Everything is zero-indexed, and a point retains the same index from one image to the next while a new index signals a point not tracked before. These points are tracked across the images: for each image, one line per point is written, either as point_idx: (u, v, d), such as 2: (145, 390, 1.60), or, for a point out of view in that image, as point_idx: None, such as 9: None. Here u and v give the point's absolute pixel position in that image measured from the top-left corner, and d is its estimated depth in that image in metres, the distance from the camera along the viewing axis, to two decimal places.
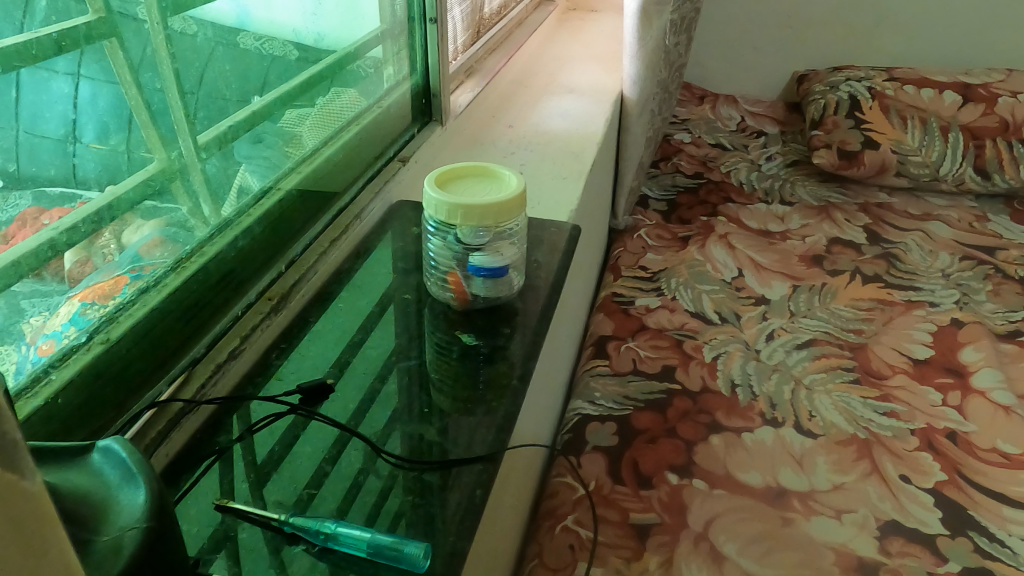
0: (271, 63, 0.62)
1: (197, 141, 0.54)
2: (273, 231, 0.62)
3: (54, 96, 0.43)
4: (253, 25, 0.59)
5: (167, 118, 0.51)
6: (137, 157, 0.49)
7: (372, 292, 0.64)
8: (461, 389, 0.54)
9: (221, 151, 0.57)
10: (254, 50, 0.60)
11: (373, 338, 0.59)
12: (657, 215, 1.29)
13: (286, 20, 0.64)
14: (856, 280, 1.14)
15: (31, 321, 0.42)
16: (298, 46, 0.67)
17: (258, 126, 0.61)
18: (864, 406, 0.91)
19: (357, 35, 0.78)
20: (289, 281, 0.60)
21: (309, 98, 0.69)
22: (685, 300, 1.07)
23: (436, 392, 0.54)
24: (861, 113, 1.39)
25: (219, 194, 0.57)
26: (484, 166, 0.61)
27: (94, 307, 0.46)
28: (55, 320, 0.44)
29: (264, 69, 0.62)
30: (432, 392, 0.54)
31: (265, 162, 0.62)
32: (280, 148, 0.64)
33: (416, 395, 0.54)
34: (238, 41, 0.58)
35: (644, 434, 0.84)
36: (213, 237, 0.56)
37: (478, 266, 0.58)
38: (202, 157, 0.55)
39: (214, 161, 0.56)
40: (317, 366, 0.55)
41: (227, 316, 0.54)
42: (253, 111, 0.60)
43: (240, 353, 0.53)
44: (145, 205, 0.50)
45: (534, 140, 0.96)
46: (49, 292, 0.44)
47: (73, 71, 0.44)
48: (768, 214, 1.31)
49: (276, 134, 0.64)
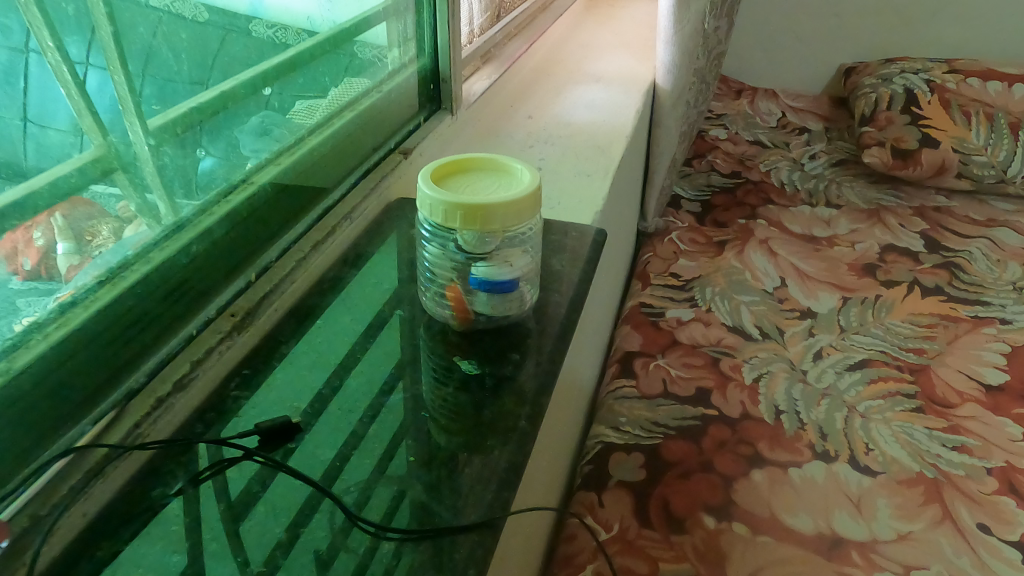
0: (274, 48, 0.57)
1: (146, 125, 0.46)
2: (242, 233, 0.52)
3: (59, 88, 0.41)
4: (265, 13, 0.56)
5: (106, 93, 0.43)
6: (73, 135, 0.42)
7: (358, 307, 0.55)
8: (458, 430, 0.44)
9: (224, 141, 0.52)
10: (267, 39, 0.56)
11: (355, 363, 0.50)
12: (689, 216, 1.18)
13: (299, 7, 0.60)
14: (914, 292, 1.02)
15: (24, 323, 0.39)
16: (312, 35, 0.63)
17: (261, 116, 0.56)
18: (929, 439, 0.79)
19: (360, 9, 0.69)
20: (258, 294, 0.51)
21: (300, 77, 0.61)
22: (722, 313, 0.96)
23: (427, 434, 0.44)
24: (918, 108, 1.27)
25: (179, 187, 0.49)
26: (492, 157, 0.51)
27: (75, 303, 0.41)
28: (36, 322, 0.39)
29: (262, 50, 0.56)
30: (422, 435, 0.44)
31: (255, 147, 0.56)
32: (266, 140, 0.57)
33: (404, 439, 0.44)
34: (248, 29, 0.54)
35: (676, 468, 0.74)
36: (164, 241, 0.47)
37: (481, 280, 0.48)
38: (200, 143, 0.50)
39: (213, 153, 0.51)
40: (284, 399, 0.46)
41: (179, 335, 0.45)
42: (237, 86, 0.53)
43: (187, 384, 0.43)
44: (68, 203, 0.42)
45: (556, 132, 0.86)
46: (40, 291, 0.40)
47: (35, 48, 0.39)
48: (813, 218, 1.19)
49: (283, 124, 0.59)
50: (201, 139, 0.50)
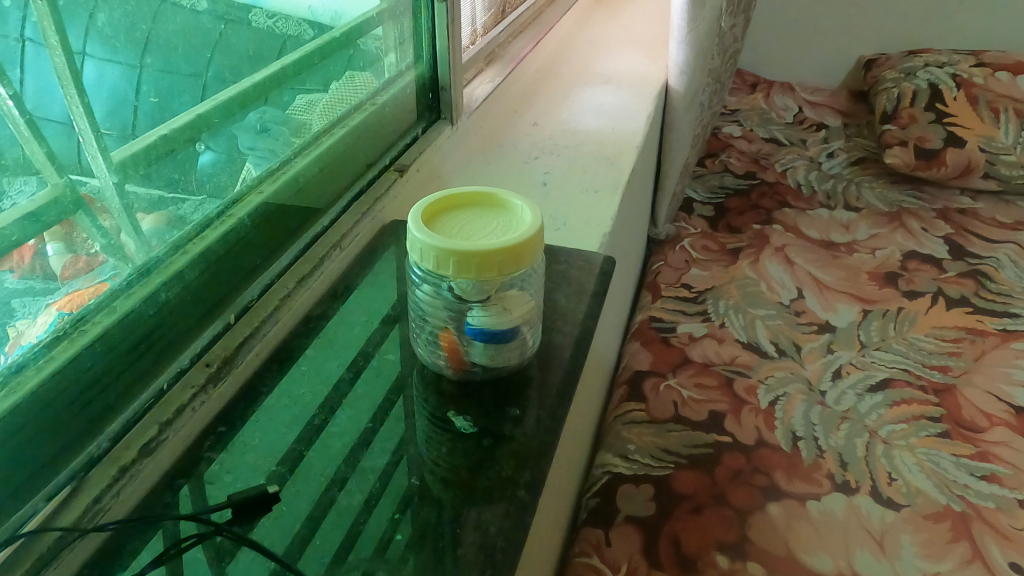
0: (257, 61, 0.54)
1: (110, 160, 0.43)
2: (217, 272, 0.49)
3: (60, 72, 0.39)
4: (267, 2, 0.54)
5: (66, 124, 0.40)
6: (22, 177, 0.38)
7: (346, 351, 0.51)
8: (450, 501, 0.40)
9: (226, 138, 0.51)
10: (266, 29, 0.54)
11: (340, 418, 0.46)
12: (702, 221, 1.14)
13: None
14: (938, 303, 0.97)
15: (16, 326, 0.37)
16: (314, 25, 0.61)
17: (258, 112, 0.54)
18: (956, 467, 0.75)
19: (364, 7, 0.66)
20: (236, 340, 0.47)
21: (286, 91, 0.57)
22: (735, 328, 0.92)
23: (415, 504, 0.41)
24: (943, 105, 1.21)
25: (167, 212, 0.46)
26: (490, 192, 0.47)
27: (32, 363, 0.38)
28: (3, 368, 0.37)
29: (239, 65, 0.52)
30: (409, 505, 0.40)
31: (265, 152, 0.55)
32: (280, 137, 0.57)
33: (390, 509, 0.40)
34: (248, 19, 0.52)
35: (688, 501, 0.70)
36: (131, 287, 0.43)
37: (476, 329, 0.45)
38: (199, 136, 0.49)
39: (212, 147, 0.50)
40: (259, 462, 0.42)
41: (148, 390, 0.41)
42: (234, 91, 0.51)
43: (155, 448, 0.39)
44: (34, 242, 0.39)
45: (562, 141, 0.82)
46: (38, 288, 0.39)
47: None
48: (832, 222, 1.14)
49: (284, 121, 0.57)
50: (169, 172, 0.46)
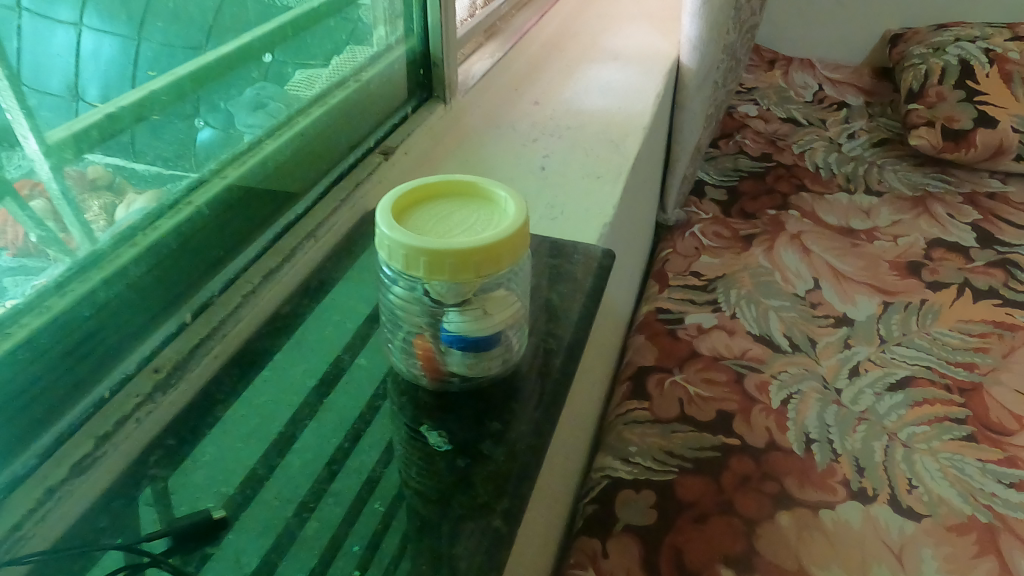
0: (218, 11, 0.49)
1: (44, 139, 0.39)
2: (172, 266, 0.44)
3: (55, 48, 0.39)
4: None
5: None
6: None
7: (315, 355, 0.47)
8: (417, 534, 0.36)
9: (224, 114, 0.51)
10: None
11: (303, 430, 0.42)
12: (713, 205, 1.08)
13: None
14: (965, 295, 0.92)
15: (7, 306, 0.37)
16: None
17: (256, 87, 0.54)
18: (982, 474, 0.70)
19: None
20: (190, 342, 0.42)
21: (285, 60, 0.57)
22: (747, 320, 0.87)
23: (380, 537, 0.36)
24: (974, 82, 1.14)
25: (119, 179, 0.43)
26: (471, 181, 0.43)
27: None
28: None
29: (198, 26, 0.48)
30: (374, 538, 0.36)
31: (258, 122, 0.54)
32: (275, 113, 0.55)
33: (352, 541, 0.36)
34: None
35: (692, 509, 0.66)
36: (67, 283, 0.39)
37: (454, 336, 0.40)
38: (198, 111, 0.49)
39: (212, 123, 0.50)
40: (209, 482, 0.38)
41: (87, 397, 0.37)
42: (204, 62, 0.48)
43: (89, 466, 0.35)
44: None
45: (564, 121, 0.77)
46: (26, 270, 0.38)
47: None
48: (851, 207, 1.07)
49: (281, 96, 0.56)
50: (110, 155, 0.43)
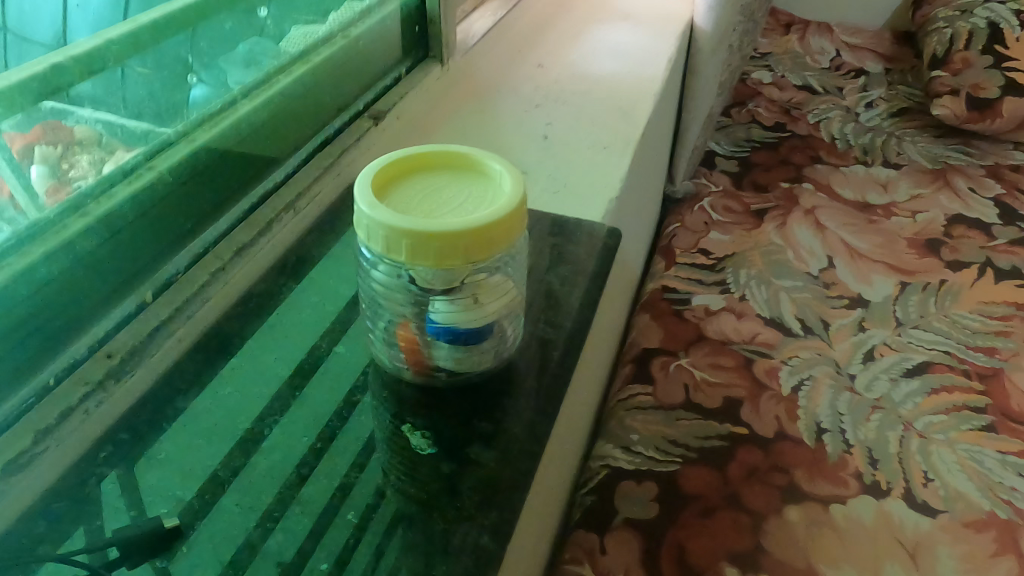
0: None
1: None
2: (129, 240, 0.40)
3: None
4: None
5: None
6: None
7: (290, 344, 0.43)
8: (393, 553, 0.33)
9: (217, 72, 0.49)
10: None
11: (274, 430, 0.38)
12: (724, 177, 1.03)
13: None
14: (987, 276, 0.87)
15: None
16: None
17: (249, 43, 0.51)
18: (1002, 467, 0.66)
19: None
20: (150, 323, 0.38)
21: (277, 14, 0.53)
22: (757, 301, 0.83)
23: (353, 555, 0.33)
24: (1003, 47, 1.08)
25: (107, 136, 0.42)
26: (466, 153, 0.38)
27: None
28: None
29: None
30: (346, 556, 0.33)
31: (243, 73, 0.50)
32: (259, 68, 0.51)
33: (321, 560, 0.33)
34: None
35: (696, 503, 0.62)
36: (5, 257, 0.35)
37: (440, 327, 0.36)
38: (192, 67, 0.47)
39: (205, 80, 0.48)
40: (165, 485, 0.34)
41: (30, 385, 0.33)
42: (177, 8, 0.45)
43: (27, 464, 0.31)
44: None
45: (570, 86, 0.71)
46: None
47: None
48: (868, 180, 1.02)
49: (274, 50, 0.53)
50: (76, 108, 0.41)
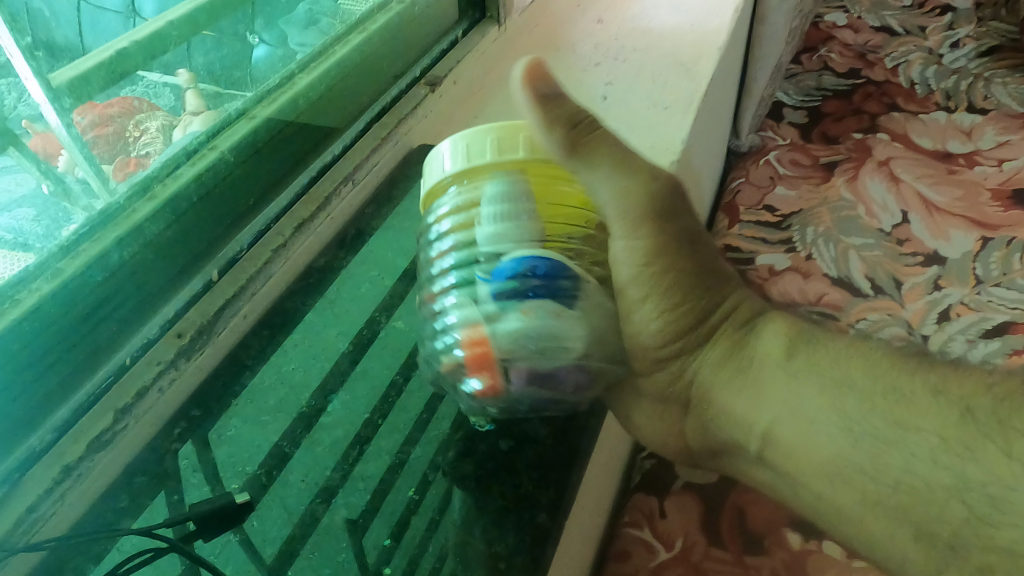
0: None
1: (51, 82, 0.41)
2: (193, 220, 0.42)
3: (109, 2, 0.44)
4: None
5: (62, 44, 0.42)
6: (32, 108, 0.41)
7: (351, 319, 0.44)
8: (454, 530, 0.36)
9: (278, 32, 0.54)
10: None
11: (336, 404, 0.40)
12: (792, 129, 0.99)
13: None
14: None
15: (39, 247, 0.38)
16: None
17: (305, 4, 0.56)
18: None
19: None
20: (218, 299, 0.38)
21: None
22: (824, 260, 0.81)
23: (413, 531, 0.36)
24: None
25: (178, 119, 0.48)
26: None
27: None
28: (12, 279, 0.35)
29: None
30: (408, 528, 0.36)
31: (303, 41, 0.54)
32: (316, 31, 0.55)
33: (382, 534, 0.36)
34: None
35: None
36: (79, 245, 0.38)
37: (506, 270, 0.32)
38: (253, 30, 0.53)
39: (267, 40, 0.54)
40: (236, 460, 0.36)
41: (109, 363, 0.34)
42: None
43: (110, 441, 0.32)
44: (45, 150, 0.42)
45: (628, 43, 0.69)
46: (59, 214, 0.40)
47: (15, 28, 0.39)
48: (950, 127, 0.95)
49: (333, 14, 0.56)
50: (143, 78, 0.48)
